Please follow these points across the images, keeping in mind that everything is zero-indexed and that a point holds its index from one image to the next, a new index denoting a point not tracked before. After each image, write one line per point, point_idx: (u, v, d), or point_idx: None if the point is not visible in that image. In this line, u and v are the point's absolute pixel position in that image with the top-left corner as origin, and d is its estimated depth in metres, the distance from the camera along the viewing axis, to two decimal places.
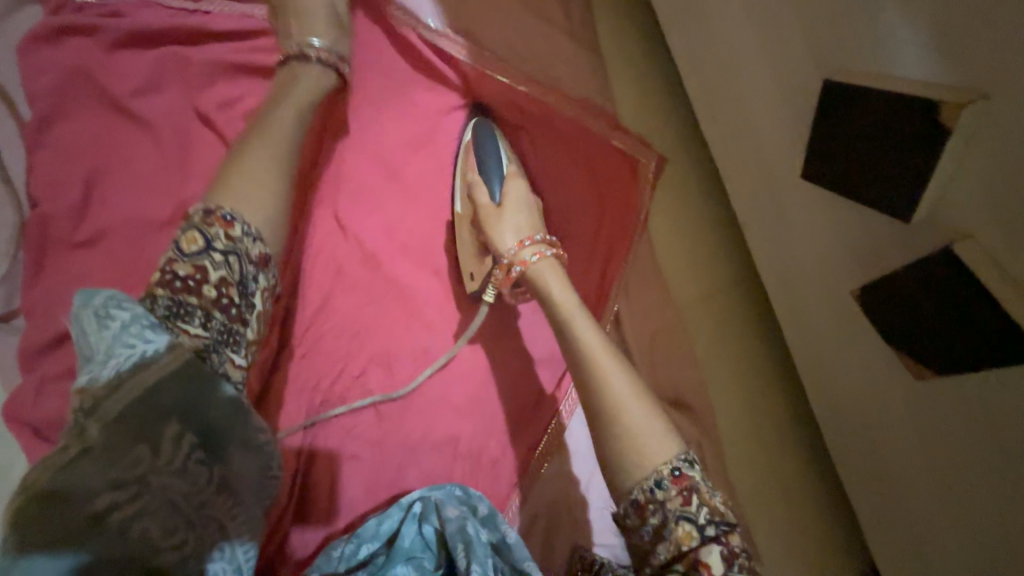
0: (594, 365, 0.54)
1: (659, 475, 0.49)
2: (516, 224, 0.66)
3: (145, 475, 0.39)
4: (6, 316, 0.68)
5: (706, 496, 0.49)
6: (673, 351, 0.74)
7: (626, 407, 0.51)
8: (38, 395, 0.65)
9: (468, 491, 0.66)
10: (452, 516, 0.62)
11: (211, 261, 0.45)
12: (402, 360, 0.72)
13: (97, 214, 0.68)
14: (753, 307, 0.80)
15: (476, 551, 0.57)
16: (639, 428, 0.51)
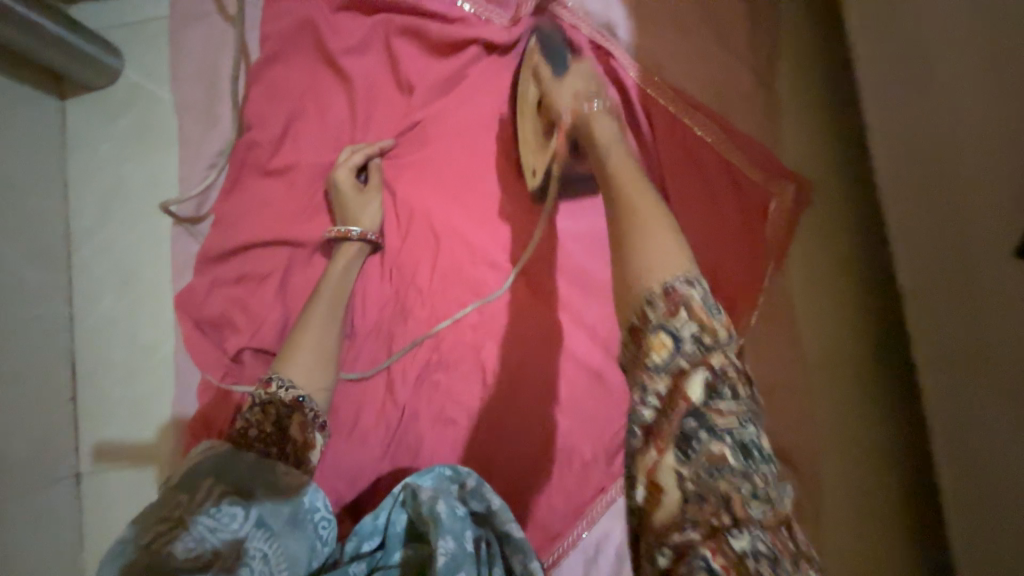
0: (632, 206, 0.47)
1: (650, 289, 0.42)
2: (573, 88, 0.60)
3: (182, 515, 0.49)
4: (194, 221, 0.78)
5: (700, 313, 0.42)
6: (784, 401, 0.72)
7: (640, 261, 0.44)
8: (209, 295, 0.74)
9: (441, 473, 0.63)
10: (428, 498, 0.59)
11: (253, 414, 0.56)
12: (516, 343, 0.75)
13: (289, 149, 0.76)
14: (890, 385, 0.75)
15: (452, 528, 0.57)
16: (643, 245, 0.44)
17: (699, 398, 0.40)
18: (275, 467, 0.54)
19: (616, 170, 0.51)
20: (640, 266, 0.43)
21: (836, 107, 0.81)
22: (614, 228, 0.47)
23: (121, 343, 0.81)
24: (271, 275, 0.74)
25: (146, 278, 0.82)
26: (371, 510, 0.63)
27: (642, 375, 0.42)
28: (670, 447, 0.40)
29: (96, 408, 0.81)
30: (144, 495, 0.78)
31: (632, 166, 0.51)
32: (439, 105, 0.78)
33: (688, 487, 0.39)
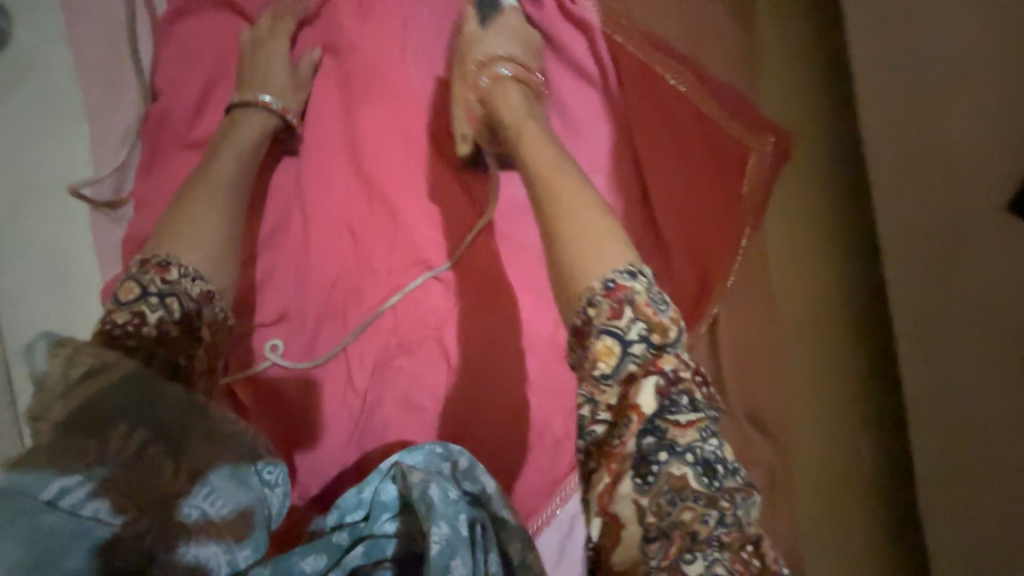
0: (562, 199, 0.50)
1: (593, 289, 0.45)
2: (495, 41, 0.65)
3: (92, 465, 0.38)
4: (112, 204, 0.69)
5: (644, 308, 0.44)
6: (760, 368, 0.69)
7: (565, 187, 0.51)
8: None
9: (416, 452, 0.59)
10: (417, 480, 0.52)
11: (144, 305, 0.46)
12: (482, 320, 0.71)
13: (211, 118, 0.68)
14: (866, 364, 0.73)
15: (446, 512, 0.50)
16: (568, 210, 0.49)
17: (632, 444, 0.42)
18: (211, 412, 0.44)
19: (558, 154, 0.54)
20: (564, 245, 0.48)
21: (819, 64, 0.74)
22: (535, 196, 0.52)
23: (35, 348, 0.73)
24: None
25: (57, 277, 0.72)
26: (357, 483, 0.58)
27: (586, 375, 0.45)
28: (626, 474, 0.41)
29: None
30: None
31: (585, 201, 0.50)
32: (375, 61, 0.69)
33: (648, 523, 0.40)
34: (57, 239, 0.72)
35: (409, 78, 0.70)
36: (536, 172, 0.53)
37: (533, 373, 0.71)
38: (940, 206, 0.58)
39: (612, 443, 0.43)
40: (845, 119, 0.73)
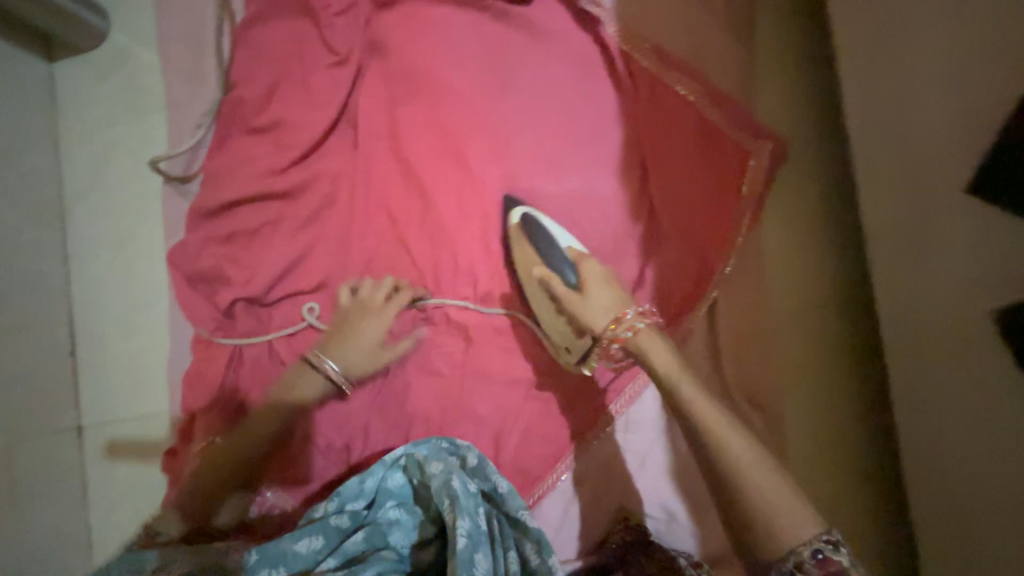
0: (722, 441, 0.54)
1: (807, 540, 0.49)
2: (602, 304, 0.65)
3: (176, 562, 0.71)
4: (183, 179, 0.80)
5: (832, 554, 0.48)
6: (758, 353, 0.75)
7: (729, 445, 0.54)
8: (201, 251, 0.78)
9: (423, 449, 0.69)
10: (436, 473, 0.65)
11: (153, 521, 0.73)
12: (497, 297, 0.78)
13: (274, 107, 0.78)
14: (856, 358, 0.78)
15: (464, 506, 0.60)
16: (768, 509, 0.51)
17: (802, 557, 0.48)
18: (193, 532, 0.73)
19: (672, 379, 0.60)
20: (760, 494, 0.51)
21: (811, 78, 0.81)
22: (679, 413, 0.58)
23: (105, 302, 0.84)
24: (264, 228, 0.78)
25: (129, 240, 0.84)
26: (361, 474, 0.68)
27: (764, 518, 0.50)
28: None
29: (83, 363, 0.83)
30: (138, 445, 0.83)
31: (759, 460, 0.53)
32: (417, 63, 0.79)
33: None
34: (136, 206, 0.84)
35: (444, 78, 0.79)
36: (696, 416, 0.57)
37: (542, 350, 0.78)
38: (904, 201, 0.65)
39: (774, 561, 0.50)
40: (835, 127, 0.80)
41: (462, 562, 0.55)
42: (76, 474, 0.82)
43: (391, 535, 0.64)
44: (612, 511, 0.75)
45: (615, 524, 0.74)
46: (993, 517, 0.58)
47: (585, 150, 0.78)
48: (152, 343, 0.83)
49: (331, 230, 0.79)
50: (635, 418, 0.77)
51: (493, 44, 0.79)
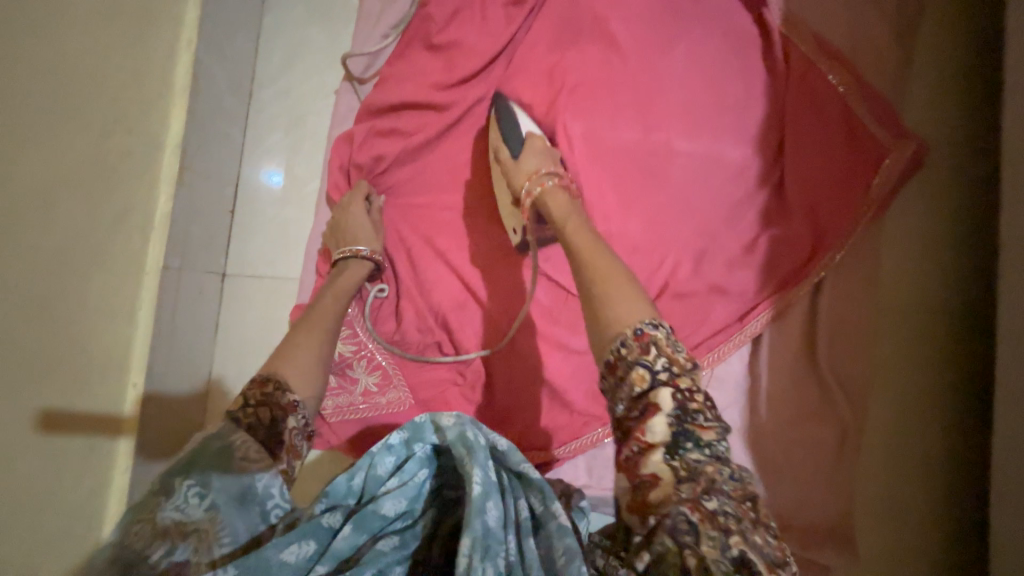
0: (608, 280, 0.58)
1: (626, 335, 0.53)
2: (534, 163, 0.74)
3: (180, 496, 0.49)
4: (360, 79, 0.94)
5: (666, 348, 0.53)
6: (852, 338, 0.77)
7: (590, 258, 0.61)
8: (364, 142, 0.89)
9: (419, 417, 0.63)
10: (450, 426, 0.60)
11: (245, 414, 0.56)
12: (616, 243, 0.82)
13: (452, 30, 0.88)
14: (958, 384, 0.77)
15: (479, 454, 0.57)
16: (619, 300, 0.56)
17: (670, 406, 0.49)
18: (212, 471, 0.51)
19: (564, 220, 0.68)
20: (605, 295, 0.57)
21: (970, 91, 0.81)
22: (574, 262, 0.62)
23: (268, 172, 0.98)
24: (419, 132, 0.88)
25: (301, 124, 0.98)
26: (347, 470, 0.60)
27: (619, 390, 0.52)
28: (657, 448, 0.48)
29: (236, 218, 0.98)
30: (271, 298, 0.96)
31: (625, 279, 0.58)
32: (586, 14, 0.87)
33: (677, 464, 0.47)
34: (314, 99, 0.99)
35: (605, 30, 0.86)
36: (586, 262, 0.61)
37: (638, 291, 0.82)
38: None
39: (653, 421, 0.49)
40: (983, 145, 0.80)
41: (476, 509, 0.52)
42: (213, 312, 0.95)
43: (383, 508, 0.58)
44: None
45: None
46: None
47: (723, 118, 0.83)
48: (299, 215, 0.97)
49: (473, 145, 0.88)
50: (720, 376, 0.80)
51: (659, 9, 0.86)
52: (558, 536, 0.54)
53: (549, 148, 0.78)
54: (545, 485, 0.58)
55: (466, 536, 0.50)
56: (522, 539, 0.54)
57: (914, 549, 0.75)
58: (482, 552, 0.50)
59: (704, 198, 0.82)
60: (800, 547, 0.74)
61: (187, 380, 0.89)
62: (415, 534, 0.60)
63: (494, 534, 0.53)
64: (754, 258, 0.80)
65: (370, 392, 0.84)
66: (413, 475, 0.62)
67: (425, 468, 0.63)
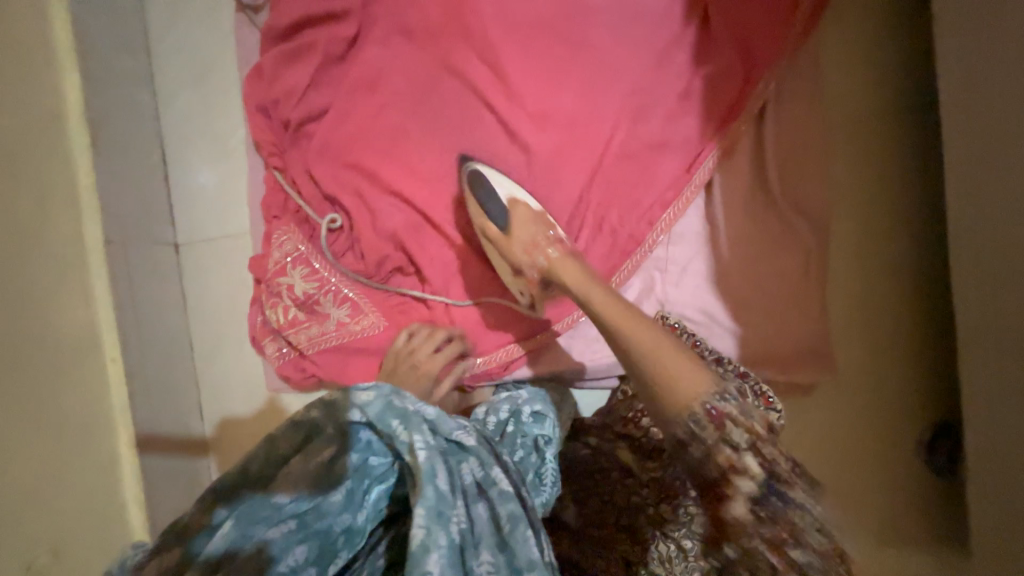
0: (669, 366, 0.51)
1: (695, 411, 0.49)
2: (524, 240, 0.69)
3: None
4: (253, 8, 0.88)
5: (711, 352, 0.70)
6: (804, 163, 0.77)
7: (627, 328, 0.54)
8: (275, 74, 0.85)
9: (327, 395, 0.48)
10: (370, 399, 0.48)
11: None
12: (553, 120, 0.79)
13: None
14: (910, 186, 0.77)
15: (412, 420, 0.48)
16: (679, 374, 0.50)
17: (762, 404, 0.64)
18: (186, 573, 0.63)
19: (582, 292, 0.61)
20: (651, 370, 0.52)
21: None
22: (607, 330, 0.56)
23: (190, 131, 0.94)
24: (325, 47, 0.83)
25: (210, 72, 0.94)
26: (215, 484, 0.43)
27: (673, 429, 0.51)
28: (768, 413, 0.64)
29: (171, 186, 0.95)
30: (231, 258, 0.96)
31: (677, 354, 0.52)
32: None
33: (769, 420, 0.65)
34: (215, 43, 0.93)
35: None
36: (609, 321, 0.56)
37: (584, 165, 0.80)
38: None
39: (730, 434, 0.49)
40: None
41: (426, 475, 0.46)
42: (177, 283, 0.95)
43: (255, 520, 0.44)
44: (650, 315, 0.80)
45: None
46: None
47: None
48: (234, 171, 0.95)
49: (385, 51, 0.83)
50: (682, 231, 0.80)
51: None
52: (501, 500, 0.49)
53: (536, 211, 0.71)
54: (481, 444, 0.52)
55: (419, 509, 0.44)
56: (469, 505, 0.49)
57: (887, 358, 0.78)
58: (434, 520, 0.44)
59: (632, 52, 0.78)
60: (778, 369, 0.77)
61: (167, 352, 0.90)
62: (321, 514, 0.46)
63: (449, 503, 0.46)
64: (693, 102, 0.78)
65: (343, 322, 0.84)
66: (300, 471, 0.46)
67: (334, 449, 0.47)
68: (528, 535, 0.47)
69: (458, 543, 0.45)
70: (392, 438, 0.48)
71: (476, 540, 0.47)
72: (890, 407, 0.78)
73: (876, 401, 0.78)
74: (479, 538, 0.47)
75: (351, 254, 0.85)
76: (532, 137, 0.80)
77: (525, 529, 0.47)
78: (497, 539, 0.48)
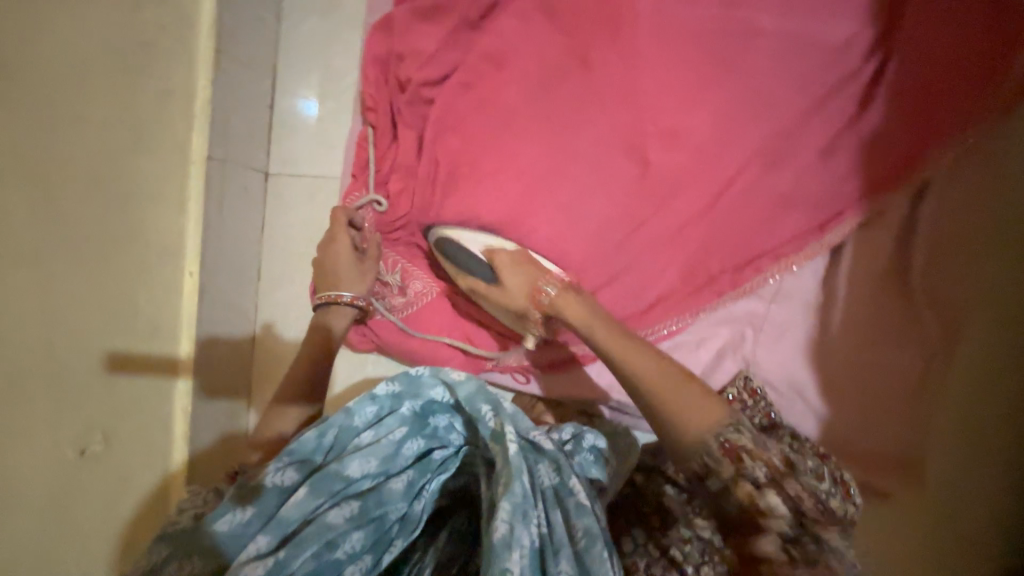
0: (662, 394, 0.56)
1: (708, 444, 0.53)
2: (517, 287, 0.65)
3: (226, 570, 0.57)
4: None
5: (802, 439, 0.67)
6: (954, 253, 0.68)
7: (629, 369, 0.58)
8: (405, 27, 0.82)
9: (415, 371, 0.58)
10: (461, 381, 0.57)
11: None
12: (684, 139, 0.72)
13: None
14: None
15: (500, 409, 0.54)
16: (675, 407, 0.55)
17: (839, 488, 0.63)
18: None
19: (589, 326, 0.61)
20: (649, 395, 0.56)
21: None
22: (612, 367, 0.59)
23: (306, 63, 0.93)
24: (461, 8, 0.79)
25: (339, 9, 0.92)
26: (316, 427, 0.54)
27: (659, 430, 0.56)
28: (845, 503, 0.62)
29: (274, 113, 0.95)
30: (315, 199, 0.95)
31: (640, 349, 0.59)
32: None
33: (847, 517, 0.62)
34: None
35: None
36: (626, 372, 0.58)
37: (706, 194, 0.73)
38: None
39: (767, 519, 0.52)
40: None
41: (515, 467, 0.49)
42: (260, 211, 0.96)
43: (348, 468, 0.52)
44: (731, 371, 0.74)
45: (732, 383, 0.73)
46: None
47: None
48: (341, 116, 0.94)
49: (521, 24, 0.78)
50: (790, 290, 0.73)
51: None
52: (574, 514, 0.50)
53: (518, 254, 0.67)
54: (558, 452, 0.55)
55: (505, 499, 0.47)
56: (548, 510, 0.50)
57: (982, 485, 0.70)
58: (518, 517, 0.47)
59: (794, 86, 0.70)
60: (859, 469, 0.70)
61: (238, 277, 0.91)
62: (381, 498, 0.53)
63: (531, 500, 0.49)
64: (847, 156, 0.69)
65: (395, 289, 0.84)
66: (391, 433, 0.55)
67: (407, 428, 0.56)
68: (604, 554, 0.46)
69: (537, 546, 0.47)
70: (477, 420, 0.55)
71: (556, 546, 0.47)
72: (971, 540, 0.70)
73: (958, 530, 0.71)
74: (559, 546, 0.47)
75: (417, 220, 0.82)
76: (658, 154, 0.73)
77: (602, 551, 0.46)
78: (571, 552, 0.48)
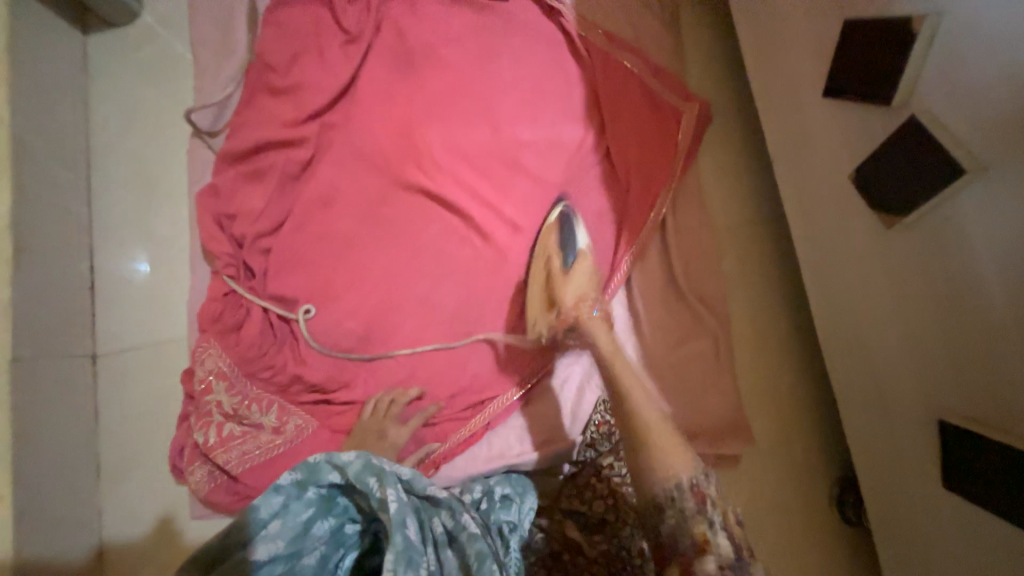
0: (659, 445, 0.62)
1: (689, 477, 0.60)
2: None
3: None
4: (211, 133, 0.95)
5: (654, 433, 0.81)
6: (700, 263, 0.93)
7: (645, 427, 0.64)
8: (231, 192, 0.91)
9: (312, 457, 0.59)
10: (350, 460, 0.58)
11: None
12: (494, 230, 0.89)
13: (296, 71, 0.93)
14: (785, 278, 0.96)
15: (386, 476, 0.58)
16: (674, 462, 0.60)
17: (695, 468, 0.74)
18: None
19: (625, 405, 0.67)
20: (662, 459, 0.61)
21: (728, 58, 1.04)
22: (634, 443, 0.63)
23: (127, 237, 0.93)
24: (281, 168, 0.90)
25: (156, 183, 0.96)
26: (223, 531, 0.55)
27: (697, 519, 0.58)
28: None
29: (96, 293, 0.91)
30: (158, 367, 0.90)
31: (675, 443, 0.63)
32: (408, 37, 0.96)
33: None
34: (162, 157, 0.97)
35: (436, 50, 0.96)
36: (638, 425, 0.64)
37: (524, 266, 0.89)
38: (789, 115, 0.80)
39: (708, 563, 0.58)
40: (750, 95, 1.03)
41: (397, 523, 0.54)
42: (89, 398, 0.87)
43: (256, 554, 0.56)
44: (593, 400, 0.86)
45: (596, 409, 0.84)
46: (882, 351, 0.69)
47: (553, 106, 0.97)
48: (174, 278, 0.93)
49: (338, 170, 0.91)
50: (609, 321, 0.92)
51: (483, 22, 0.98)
52: (467, 543, 0.58)
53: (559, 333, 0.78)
54: (451, 498, 0.62)
55: (388, 553, 0.52)
56: (439, 551, 0.58)
57: (789, 423, 0.90)
58: (404, 565, 0.52)
59: (557, 177, 0.94)
60: (709, 444, 0.86)
61: (67, 480, 0.79)
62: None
63: (418, 546, 0.55)
64: (608, 216, 0.94)
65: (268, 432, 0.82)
66: (298, 517, 0.58)
67: (314, 509, 0.59)
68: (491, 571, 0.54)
69: None
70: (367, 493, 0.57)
71: None
72: (800, 469, 0.89)
73: (790, 464, 0.89)
74: None
75: (274, 353, 0.85)
76: (479, 247, 0.89)
77: (489, 566, 0.55)
78: None
